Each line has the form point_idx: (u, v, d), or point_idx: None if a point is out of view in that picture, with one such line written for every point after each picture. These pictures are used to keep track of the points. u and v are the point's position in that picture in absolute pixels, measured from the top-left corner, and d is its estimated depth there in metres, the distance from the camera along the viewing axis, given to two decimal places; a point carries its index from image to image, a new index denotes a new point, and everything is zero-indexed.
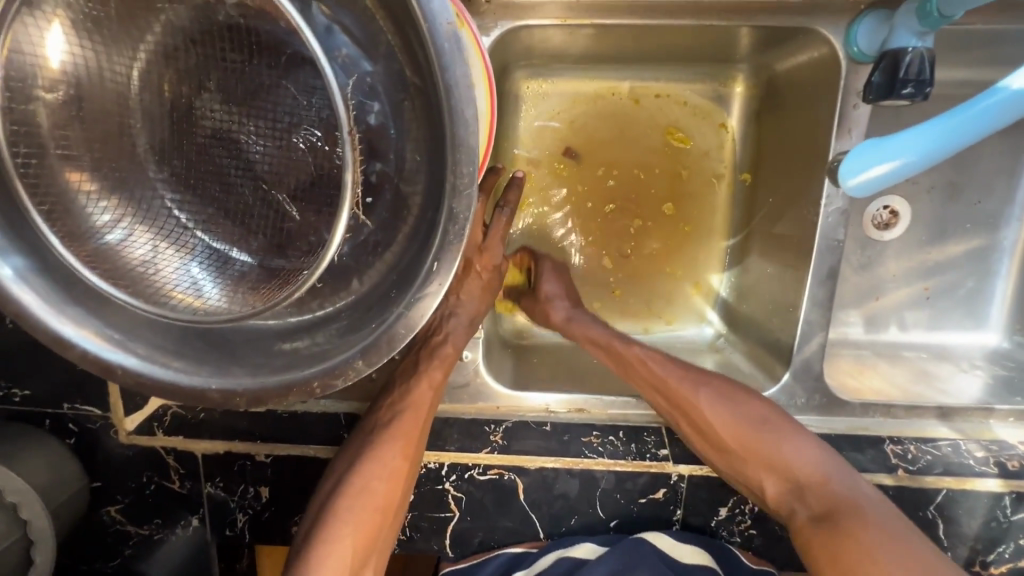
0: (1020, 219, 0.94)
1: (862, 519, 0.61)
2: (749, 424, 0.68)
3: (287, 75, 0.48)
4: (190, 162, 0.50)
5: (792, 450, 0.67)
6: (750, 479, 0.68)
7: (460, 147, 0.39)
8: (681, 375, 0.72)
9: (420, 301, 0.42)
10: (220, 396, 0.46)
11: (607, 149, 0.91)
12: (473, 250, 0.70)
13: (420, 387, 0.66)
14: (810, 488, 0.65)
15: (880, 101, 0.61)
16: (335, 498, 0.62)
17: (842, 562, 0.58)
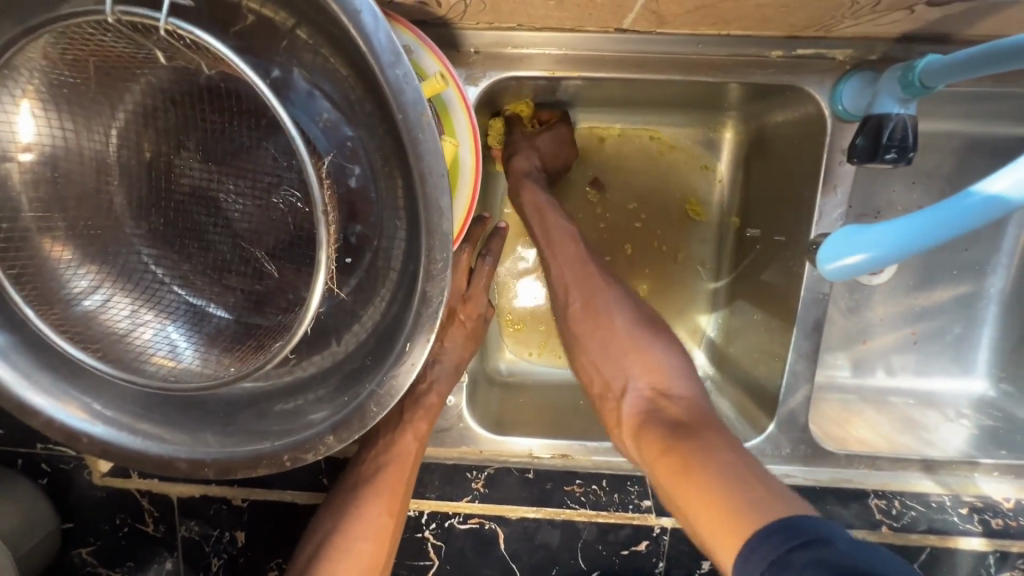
0: (1007, 267, 0.94)
1: (717, 437, 0.59)
2: (639, 326, 0.71)
3: (267, 137, 0.47)
4: (168, 219, 0.50)
5: (670, 371, 0.68)
6: (618, 371, 0.68)
7: (433, 233, 0.37)
8: (578, 273, 0.74)
9: (393, 378, 0.42)
10: (189, 465, 0.45)
11: (597, 192, 0.91)
12: (457, 299, 0.70)
13: (405, 438, 0.65)
14: (677, 404, 0.64)
15: (865, 164, 0.61)
16: (318, 559, 0.60)
17: (699, 488, 0.54)
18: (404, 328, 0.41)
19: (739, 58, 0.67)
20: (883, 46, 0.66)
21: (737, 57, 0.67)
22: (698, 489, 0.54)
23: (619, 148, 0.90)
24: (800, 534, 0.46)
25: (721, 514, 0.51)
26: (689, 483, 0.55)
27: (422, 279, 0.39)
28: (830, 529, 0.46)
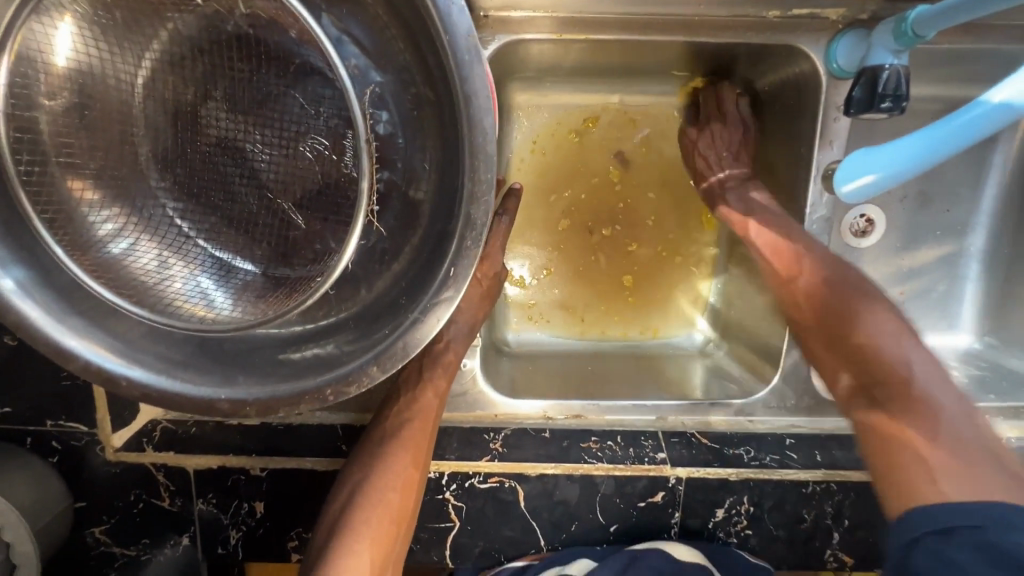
0: (986, 226, 0.99)
1: (921, 420, 0.55)
2: (845, 294, 0.65)
3: (295, 85, 0.48)
4: (194, 171, 0.50)
5: (888, 346, 0.60)
6: (828, 360, 0.65)
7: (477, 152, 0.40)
8: (787, 263, 0.71)
9: (435, 306, 0.43)
10: (230, 406, 0.45)
11: (600, 161, 0.93)
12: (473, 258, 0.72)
13: (425, 395, 0.66)
14: (881, 387, 0.59)
15: (861, 114, 0.64)
16: (348, 513, 0.60)
17: (892, 454, 0.55)
18: (448, 253, 0.42)
19: (739, 19, 0.69)
20: (874, 5, 0.69)
21: (738, 17, 0.69)
22: (888, 460, 0.55)
23: (619, 117, 0.92)
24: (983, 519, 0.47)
25: (908, 484, 0.52)
26: (892, 454, 0.55)
27: (465, 202, 0.41)
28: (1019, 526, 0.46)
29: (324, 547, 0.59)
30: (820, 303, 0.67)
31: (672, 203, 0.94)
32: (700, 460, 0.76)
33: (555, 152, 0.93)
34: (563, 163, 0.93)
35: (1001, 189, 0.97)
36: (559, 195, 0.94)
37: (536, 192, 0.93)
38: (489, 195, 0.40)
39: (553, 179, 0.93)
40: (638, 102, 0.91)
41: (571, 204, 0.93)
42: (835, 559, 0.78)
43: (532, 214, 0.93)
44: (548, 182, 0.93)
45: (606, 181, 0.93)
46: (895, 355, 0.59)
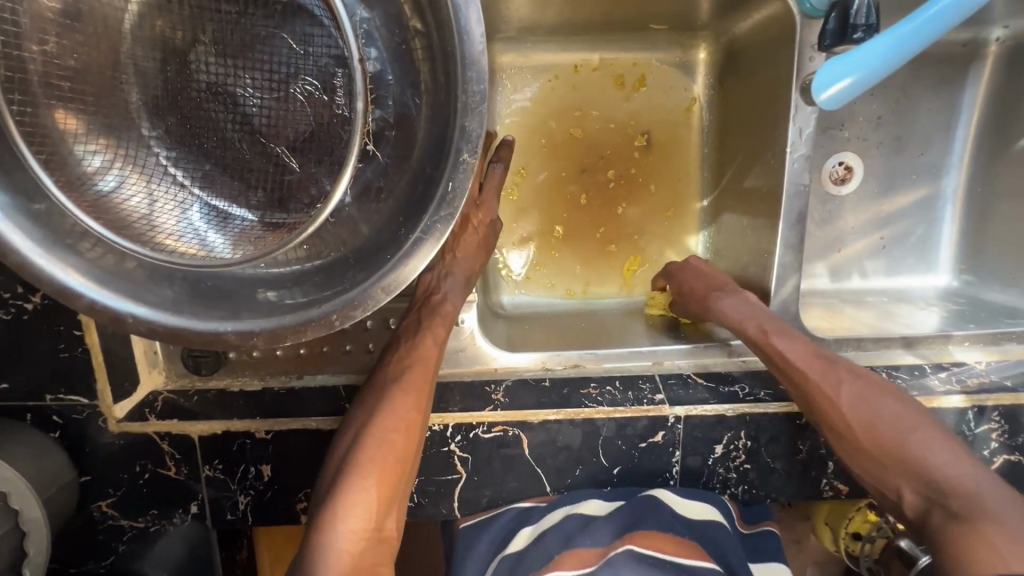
0: (959, 167, 1.02)
1: (993, 519, 0.57)
2: (899, 427, 0.66)
3: (283, 25, 0.49)
4: (184, 117, 0.50)
5: (938, 462, 0.63)
6: (880, 473, 0.66)
7: (468, 65, 0.44)
8: (819, 365, 0.71)
9: (437, 225, 0.47)
10: (238, 337, 0.47)
11: (607, 118, 0.95)
12: (471, 207, 0.78)
13: (426, 342, 0.67)
14: (951, 494, 0.60)
15: (835, 46, 0.72)
16: (353, 453, 0.61)
17: (971, 558, 0.55)
18: (445, 169, 0.46)
19: None
20: None
21: None
22: (965, 560, 0.55)
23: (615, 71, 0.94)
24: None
25: (989, 573, 0.53)
26: (971, 563, 0.55)
27: (461, 113, 0.45)
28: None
29: (332, 485, 0.60)
30: (869, 430, 0.67)
31: (669, 147, 0.96)
32: (698, 398, 0.78)
33: (593, 84, 0.94)
34: (575, 115, 0.94)
35: (971, 131, 1.01)
36: (584, 111, 0.95)
37: (560, 104, 0.94)
38: (481, 105, 0.44)
39: (579, 95, 0.94)
40: (617, 58, 0.93)
41: (591, 128, 0.94)
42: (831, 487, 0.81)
43: (532, 148, 0.94)
44: (539, 138, 0.94)
45: (619, 122, 0.95)
46: (944, 467, 0.62)
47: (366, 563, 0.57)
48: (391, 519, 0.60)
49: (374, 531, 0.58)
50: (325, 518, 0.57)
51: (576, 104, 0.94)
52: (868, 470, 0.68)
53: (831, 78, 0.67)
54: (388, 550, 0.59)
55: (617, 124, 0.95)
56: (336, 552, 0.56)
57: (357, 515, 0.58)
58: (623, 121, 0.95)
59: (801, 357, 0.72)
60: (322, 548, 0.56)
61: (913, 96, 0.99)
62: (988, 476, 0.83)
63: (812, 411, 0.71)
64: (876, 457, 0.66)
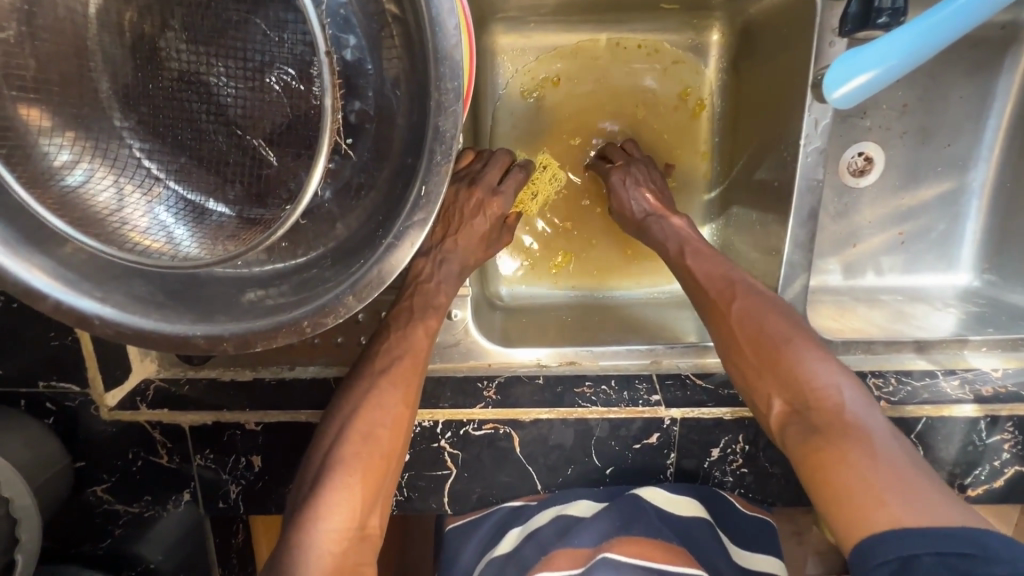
0: (987, 160, 0.96)
1: (859, 443, 0.53)
2: (791, 338, 0.63)
3: (255, 10, 0.46)
4: (156, 107, 0.48)
5: (816, 376, 0.59)
6: (760, 387, 0.62)
7: (443, 61, 0.42)
8: (718, 283, 0.70)
9: (409, 230, 0.45)
10: (207, 341, 0.46)
11: (617, 100, 0.90)
12: (487, 191, 0.72)
13: (416, 333, 0.65)
14: (818, 409, 0.57)
15: (856, 31, 0.69)
16: (336, 449, 0.58)
17: (844, 499, 0.51)
18: (419, 172, 0.45)
19: None
20: None
21: None
22: (838, 496, 0.51)
23: (623, 56, 0.89)
24: (961, 545, 0.45)
25: (855, 509, 0.50)
26: (836, 504, 0.51)
27: (434, 112, 0.43)
28: (994, 540, 0.45)
29: (314, 480, 0.57)
30: (755, 341, 0.64)
31: (682, 147, 0.92)
32: (695, 400, 0.75)
33: (640, 68, 0.90)
34: (584, 97, 0.90)
35: (1004, 121, 0.94)
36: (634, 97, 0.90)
37: (619, 81, 0.90)
38: (456, 104, 0.42)
39: (635, 78, 0.90)
40: (626, 41, 0.89)
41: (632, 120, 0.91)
42: None
43: (549, 117, 0.90)
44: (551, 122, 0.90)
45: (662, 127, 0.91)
46: (823, 378, 0.59)
47: (348, 562, 0.54)
48: (375, 515, 0.58)
49: (356, 528, 0.56)
50: (306, 515, 0.55)
51: (627, 85, 0.90)
52: (746, 378, 0.64)
53: (844, 78, 0.61)
54: (371, 549, 0.57)
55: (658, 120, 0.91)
56: (317, 551, 0.53)
57: (339, 513, 0.55)
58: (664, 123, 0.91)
59: (710, 277, 0.71)
60: (300, 549, 0.53)
61: (941, 82, 0.93)
62: (998, 487, 0.80)
63: (709, 321, 0.69)
64: (756, 368, 0.63)
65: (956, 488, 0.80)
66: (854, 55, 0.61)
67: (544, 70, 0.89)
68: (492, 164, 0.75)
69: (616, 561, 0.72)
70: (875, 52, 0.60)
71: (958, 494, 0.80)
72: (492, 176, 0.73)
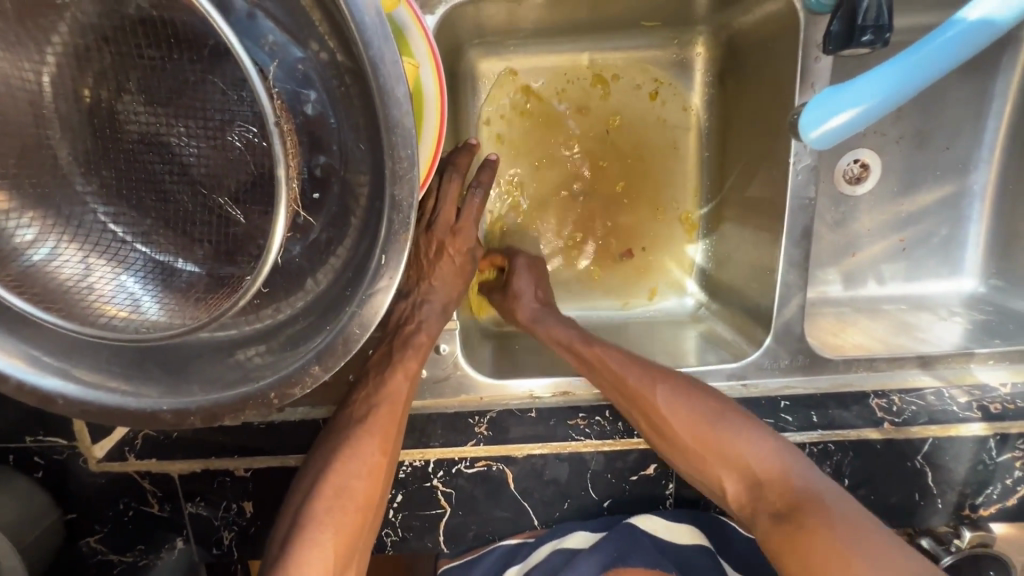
0: (988, 162, 0.94)
1: (823, 516, 0.57)
2: (711, 420, 0.66)
3: (212, 69, 0.44)
4: (119, 171, 0.47)
5: (749, 447, 0.64)
6: (706, 471, 0.66)
7: (394, 129, 0.40)
8: (641, 373, 0.69)
9: (372, 298, 0.44)
10: (173, 415, 0.46)
11: (588, 138, 0.89)
12: (445, 232, 0.67)
13: (396, 377, 0.63)
14: (767, 484, 0.62)
15: (841, 50, 0.65)
16: (310, 504, 0.57)
17: (815, 568, 0.55)
18: (378, 242, 0.43)
19: None
20: None
21: None
22: (804, 562, 0.56)
23: (606, 75, 0.88)
24: None
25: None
26: (810, 559, 0.55)
27: (389, 182, 0.42)
28: None
29: (288, 536, 0.56)
30: (693, 430, 0.66)
31: (669, 168, 0.91)
32: None
33: (623, 89, 0.88)
34: (568, 119, 0.88)
35: (1004, 121, 0.92)
36: (618, 119, 0.89)
37: (603, 105, 0.88)
38: (412, 171, 0.41)
39: (620, 96, 0.88)
40: (608, 60, 0.87)
41: (618, 141, 0.89)
42: None
43: (534, 144, 0.89)
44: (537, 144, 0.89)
45: (650, 148, 0.90)
46: (760, 451, 0.64)
47: None
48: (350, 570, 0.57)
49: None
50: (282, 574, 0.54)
51: (610, 105, 0.88)
52: (690, 470, 0.68)
53: (821, 118, 0.57)
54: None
55: (642, 140, 0.90)
56: None
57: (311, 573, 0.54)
58: (651, 142, 0.90)
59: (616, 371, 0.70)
60: None
61: (936, 83, 0.90)
62: (1012, 506, 0.77)
63: (634, 411, 0.69)
64: (702, 452, 0.66)
65: (967, 509, 0.77)
66: (836, 92, 0.57)
67: (525, 93, 0.88)
68: (444, 199, 0.67)
69: None
70: (855, 92, 0.56)
71: (970, 514, 0.78)
72: (448, 214, 0.67)
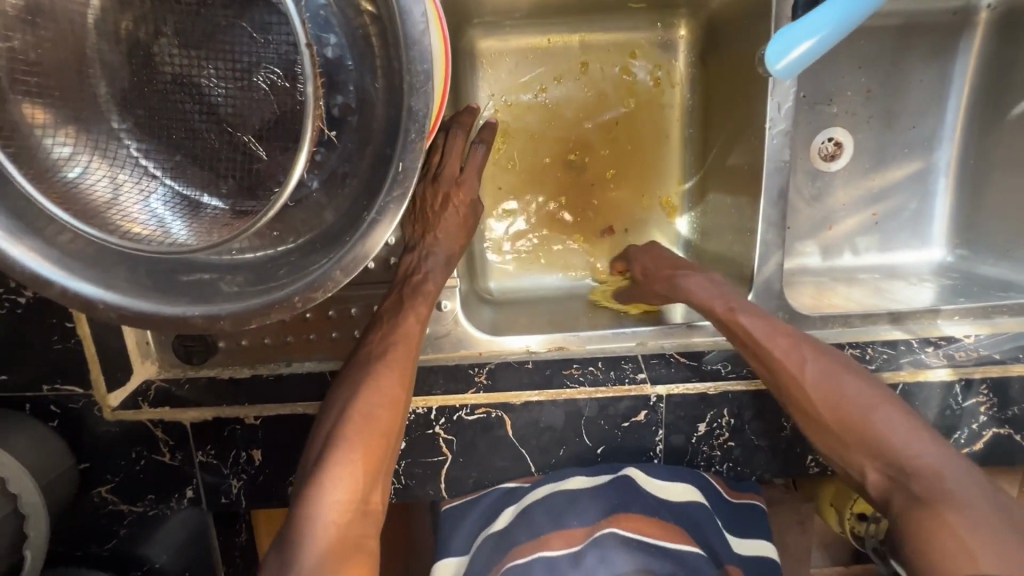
0: (951, 140, 1.01)
1: (964, 514, 0.55)
2: (859, 403, 0.66)
3: (241, 14, 0.50)
4: (152, 108, 0.51)
5: (896, 436, 0.63)
6: (848, 457, 0.66)
7: (412, 44, 0.45)
8: (790, 346, 0.71)
9: (392, 206, 0.48)
10: (205, 320, 0.50)
11: (579, 114, 0.95)
12: (450, 183, 0.74)
13: (408, 321, 0.67)
14: (913, 476, 0.60)
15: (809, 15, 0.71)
16: (338, 429, 0.60)
17: (933, 556, 0.54)
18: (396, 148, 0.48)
19: None
20: None
21: None
22: (925, 550, 0.55)
23: (595, 54, 0.94)
24: None
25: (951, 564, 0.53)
26: (932, 546, 0.55)
27: (406, 94, 0.46)
28: None
29: (319, 458, 0.59)
30: (835, 408, 0.67)
31: (655, 143, 0.96)
32: (679, 377, 0.78)
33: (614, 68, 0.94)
34: (560, 96, 0.94)
35: (964, 101, 0.99)
36: (608, 96, 0.95)
37: (592, 82, 0.94)
38: (427, 85, 0.46)
39: (609, 74, 0.94)
40: (598, 41, 0.93)
41: (608, 116, 0.95)
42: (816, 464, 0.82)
43: (529, 120, 0.94)
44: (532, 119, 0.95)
45: (638, 123, 0.96)
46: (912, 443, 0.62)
47: (353, 534, 0.56)
48: (377, 491, 0.59)
49: (361, 502, 0.58)
50: (312, 489, 0.57)
51: (601, 83, 0.94)
52: (828, 449, 0.68)
53: (788, 46, 0.59)
54: (374, 523, 0.59)
55: (631, 116, 0.95)
56: (324, 524, 0.55)
57: (342, 489, 0.57)
58: (639, 118, 0.96)
59: (764, 336, 0.71)
60: (308, 523, 0.55)
61: (901, 65, 0.97)
62: (978, 450, 0.82)
63: (779, 387, 0.71)
64: (839, 434, 0.66)
65: None
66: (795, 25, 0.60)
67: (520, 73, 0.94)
68: (449, 153, 0.75)
69: (622, 537, 0.74)
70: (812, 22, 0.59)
71: None
72: (453, 166, 0.74)
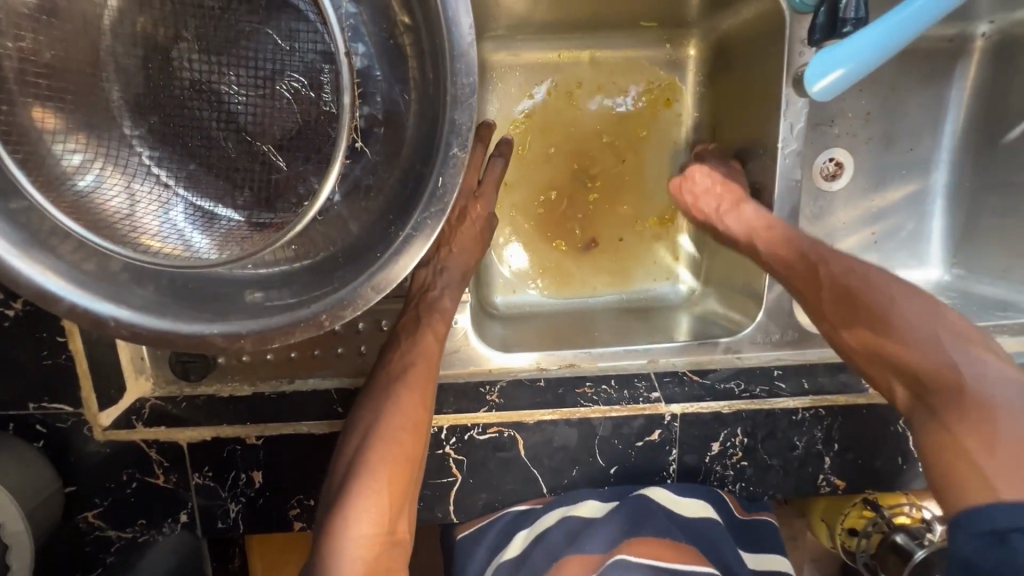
0: (947, 162, 1.03)
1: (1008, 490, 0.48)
2: (955, 366, 0.56)
3: (267, 20, 0.48)
4: (168, 115, 0.49)
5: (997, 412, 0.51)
6: (906, 399, 0.58)
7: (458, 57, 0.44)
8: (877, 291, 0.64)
9: (427, 220, 0.47)
10: (224, 339, 0.47)
11: (589, 128, 0.95)
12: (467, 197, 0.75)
13: (426, 337, 0.66)
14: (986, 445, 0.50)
15: (824, 41, 0.73)
16: (362, 457, 0.58)
17: (958, 473, 0.51)
18: (436, 164, 0.47)
19: None
20: None
21: None
22: (951, 472, 0.51)
23: (606, 71, 0.94)
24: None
25: (964, 487, 0.50)
26: (955, 460, 0.51)
27: (451, 106, 0.45)
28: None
29: (341, 488, 0.57)
30: (926, 353, 0.57)
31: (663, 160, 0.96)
32: (693, 395, 0.78)
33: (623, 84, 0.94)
34: (569, 111, 0.94)
35: (960, 125, 1.02)
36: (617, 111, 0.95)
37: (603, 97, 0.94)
38: (472, 97, 0.45)
39: (618, 89, 0.95)
40: (609, 56, 0.93)
41: (618, 131, 0.95)
42: (827, 484, 0.81)
43: (538, 134, 0.94)
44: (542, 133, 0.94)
45: (647, 139, 0.96)
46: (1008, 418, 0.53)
47: (381, 567, 0.54)
48: (403, 521, 0.57)
49: (388, 534, 0.56)
50: (338, 521, 0.55)
51: (611, 97, 0.94)
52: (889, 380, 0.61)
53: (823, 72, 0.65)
54: (402, 552, 0.57)
55: (640, 132, 0.96)
56: (352, 558, 0.53)
57: (369, 520, 0.55)
58: (648, 134, 0.96)
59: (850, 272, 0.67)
60: (335, 557, 0.53)
61: (901, 89, 1.00)
62: None
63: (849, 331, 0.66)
64: (914, 366, 0.58)
65: None
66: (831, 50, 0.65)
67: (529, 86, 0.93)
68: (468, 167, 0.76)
69: (633, 564, 0.72)
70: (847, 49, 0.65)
71: None
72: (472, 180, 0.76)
